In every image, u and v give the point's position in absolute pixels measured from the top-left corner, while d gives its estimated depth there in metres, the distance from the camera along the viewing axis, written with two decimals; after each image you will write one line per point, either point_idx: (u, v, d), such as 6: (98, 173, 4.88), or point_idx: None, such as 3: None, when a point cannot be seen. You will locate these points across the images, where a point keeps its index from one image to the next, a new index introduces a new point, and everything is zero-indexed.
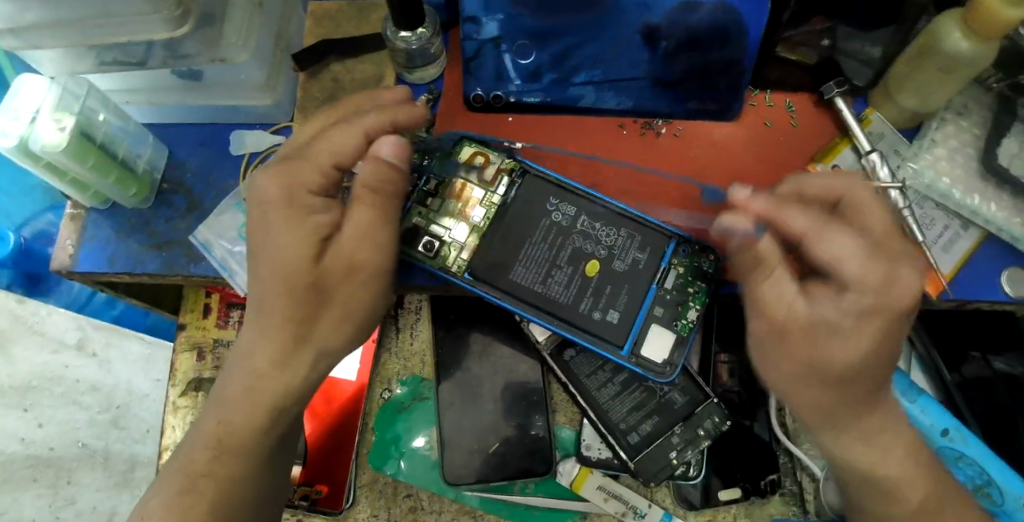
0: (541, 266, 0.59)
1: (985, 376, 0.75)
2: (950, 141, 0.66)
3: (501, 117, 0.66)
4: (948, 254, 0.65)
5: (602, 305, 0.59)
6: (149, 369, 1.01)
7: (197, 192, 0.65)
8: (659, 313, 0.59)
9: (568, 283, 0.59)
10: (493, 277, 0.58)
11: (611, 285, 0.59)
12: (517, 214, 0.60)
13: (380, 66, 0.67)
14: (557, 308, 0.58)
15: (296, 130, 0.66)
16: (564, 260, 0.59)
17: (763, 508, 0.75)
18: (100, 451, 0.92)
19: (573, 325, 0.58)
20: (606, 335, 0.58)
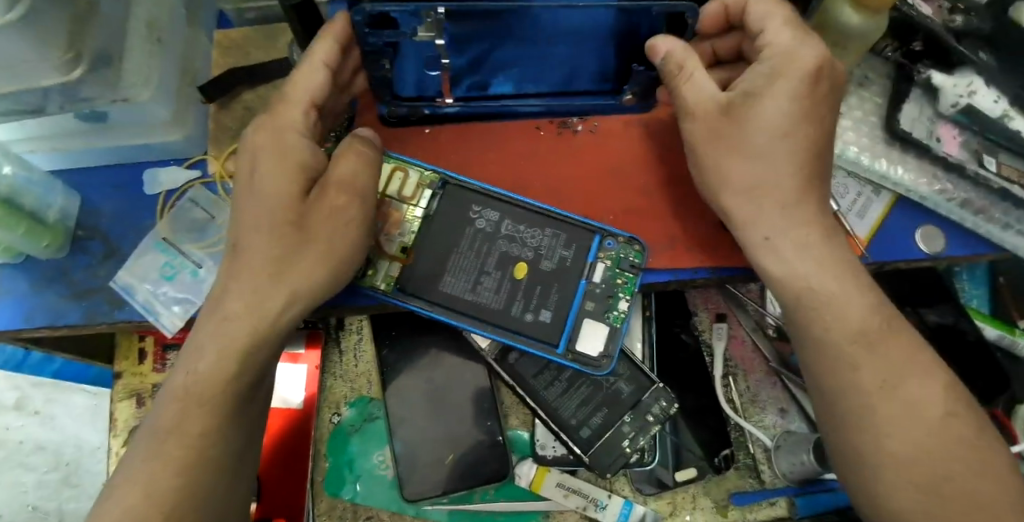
0: (470, 274, 0.59)
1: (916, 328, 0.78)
2: (855, 112, 0.69)
3: (418, 130, 0.65)
4: (863, 220, 0.68)
5: (533, 306, 0.59)
6: (95, 421, 0.96)
7: (114, 236, 0.64)
8: (591, 307, 0.60)
9: (498, 288, 0.59)
10: (422, 291, 0.58)
11: (541, 285, 0.60)
12: (442, 226, 0.61)
13: None
14: (489, 314, 0.59)
15: (211, 163, 0.65)
16: (492, 265, 0.60)
17: (720, 484, 0.77)
18: (54, 510, 0.93)
19: (507, 328, 0.58)
20: (541, 335, 0.59)
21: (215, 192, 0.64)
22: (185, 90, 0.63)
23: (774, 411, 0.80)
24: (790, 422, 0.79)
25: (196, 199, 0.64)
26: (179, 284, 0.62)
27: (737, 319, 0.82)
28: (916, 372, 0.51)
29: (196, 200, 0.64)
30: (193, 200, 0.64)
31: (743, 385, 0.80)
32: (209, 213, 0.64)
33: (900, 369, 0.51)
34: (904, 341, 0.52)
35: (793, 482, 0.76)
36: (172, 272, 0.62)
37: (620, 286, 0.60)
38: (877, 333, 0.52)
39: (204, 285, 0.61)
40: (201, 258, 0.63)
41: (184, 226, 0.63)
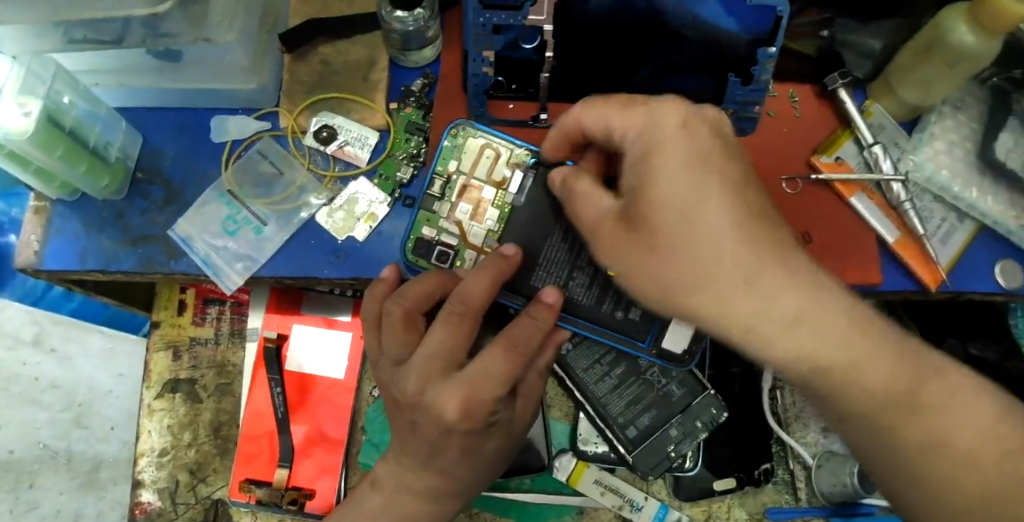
0: (563, 267, 0.56)
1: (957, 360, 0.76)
2: (949, 134, 0.67)
3: (502, 105, 0.61)
4: (947, 248, 0.65)
5: (624, 304, 0.57)
6: (112, 365, 0.74)
7: (174, 182, 0.61)
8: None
9: (590, 284, 0.56)
10: (515, 285, 0.55)
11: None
12: (532, 215, 0.57)
13: (373, 49, 0.63)
14: (580, 311, 0.57)
15: (283, 116, 0.61)
16: (585, 262, 0.56)
17: (756, 497, 0.76)
18: (63, 452, 0.67)
19: (602, 326, 0.57)
20: (628, 332, 0.57)
21: (286, 147, 0.61)
22: (262, 38, 0.60)
23: (818, 430, 0.78)
24: (832, 442, 0.78)
25: (265, 152, 0.61)
26: (242, 239, 0.59)
27: None
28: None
29: (265, 153, 0.61)
30: (261, 153, 0.61)
31: (790, 399, 0.79)
32: (276, 168, 0.61)
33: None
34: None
35: (829, 502, 0.74)
36: (234, 227, 0.59)
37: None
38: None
39: (266, 244, 0.59)
40: (264, 214, 0.60)
41: (250, 179, 0.60)
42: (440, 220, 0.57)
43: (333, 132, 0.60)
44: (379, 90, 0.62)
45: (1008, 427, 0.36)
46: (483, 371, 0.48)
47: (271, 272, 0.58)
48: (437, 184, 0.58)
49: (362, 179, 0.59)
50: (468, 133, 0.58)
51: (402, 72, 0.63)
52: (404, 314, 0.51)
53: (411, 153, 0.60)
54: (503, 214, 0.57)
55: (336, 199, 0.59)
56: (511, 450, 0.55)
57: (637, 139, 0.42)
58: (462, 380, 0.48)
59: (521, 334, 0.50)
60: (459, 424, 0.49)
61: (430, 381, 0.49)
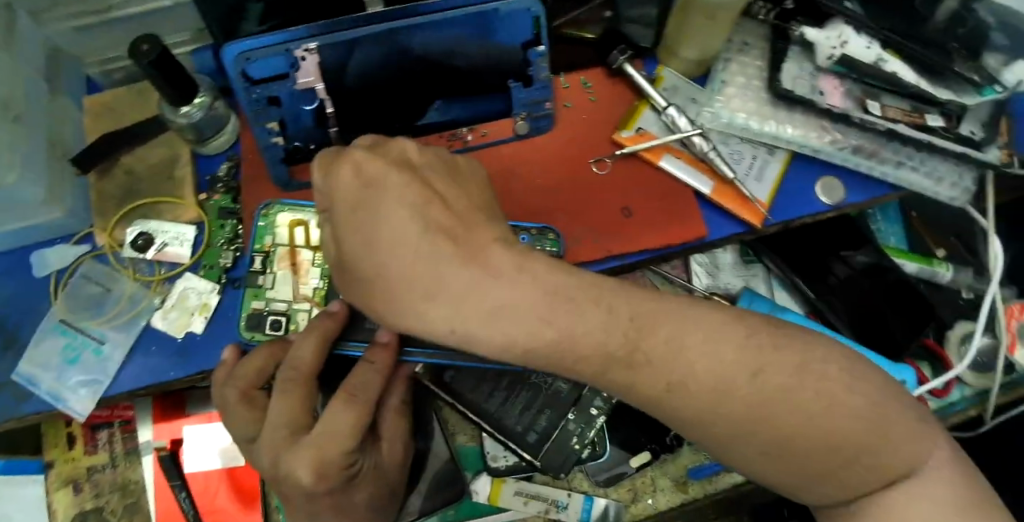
0: None
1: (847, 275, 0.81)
2: (738, 78, 0.71)
3: (307, 167, 0.63)
4: (763, 183, 0.69)
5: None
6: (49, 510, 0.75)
7: (7, 326, 0.61)
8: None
9: None
10: (350, 334, 0.57)
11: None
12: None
13: (172, 147, 0.64)
14: (423, 341, 0.58)
15: (99, 235, 0.62)
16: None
17: (676, 462, 0.78)
18: None
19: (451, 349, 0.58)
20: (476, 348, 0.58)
21: (108, 264, 0.62)
22: (55, 166, 0.61)
23: None
24: None
25: (90, 274, 0.61)
26: (84, 364, 0.59)
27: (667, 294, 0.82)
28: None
29: (90, 275, 0.62)
30: (86, 276, 0.61)
31: None
32: (104, 286, 0.61)
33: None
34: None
35: None
36: (75, 354, 0.60)
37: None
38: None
39: (110, 362, 0.59)
40: (102, 333, 0.60)
41: (81, 303, 0.61)
42: (268, 291, 0.58)
43: (148, 237, 0.61)
44: (186, 183, 0.63)
45: (767, 346, 0.39)
46: (325, 429, 0.50)
47: (121, 388, 0.59)
48: (258, 258, 0.59)
49: (187, 274, 0.60)
50: (276, 206, 0.60)
51: (206, 161, 0.65)
52: (241, 394, 0.54)
53: (229, 236, 0.61)
54: (327, 272, 0.59)
55: (167, 299, 0.60)
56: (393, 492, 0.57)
57: (355, 186, 0.42)
58: (308, 444, 0.49)
59: (359, 384, 0.53)
60: (316, 487, 0.50)
61: (281, 449, 0.50)
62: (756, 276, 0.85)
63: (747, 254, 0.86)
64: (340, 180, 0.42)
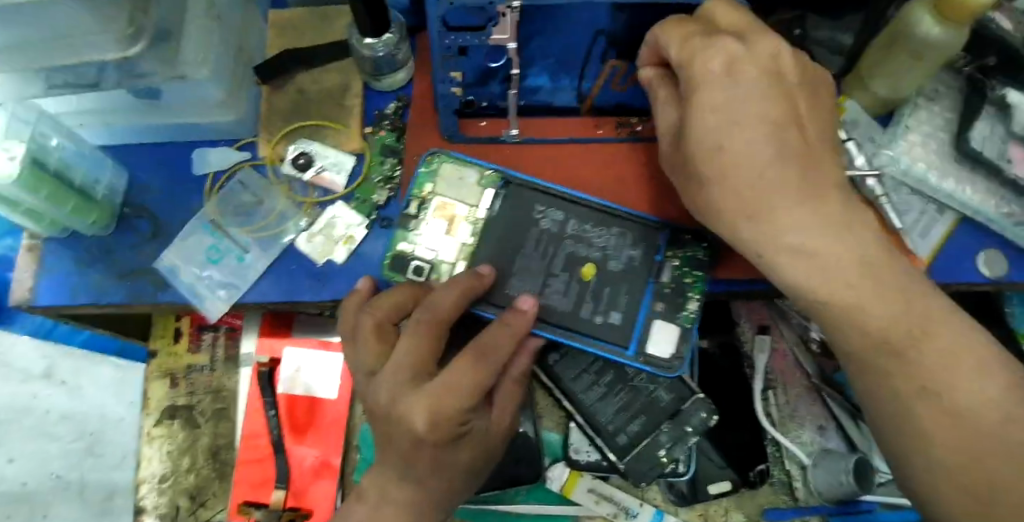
0: (537, 276, 0.57)
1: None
2: (923, 126, 0.67)
3: (475, 123, 0.62)
4: (925, 239, 0.65)
5: (603, 308, 0.57)
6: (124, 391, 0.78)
7: (160, 215, 0.63)
8: (660, 308, 0.58)
9: (566, 291, 0.57)
10: (490, 295, 0.56)
11: (609, 285, 0.57)
12: (505, 228, 0.58)
13: (346, 76, 0.64)
14: (559, 320, 0.56)
15: (262, 145, 0.63)
16: (561, 268, 0.57)
17: (752, 499, 0.76)
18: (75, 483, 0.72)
19: (584, 335, 0.56)
20: (609, 338, 0.56)
21: (265, 176, 0.63)
22: (237, 71, 0.62)
23: (812, 428, 0.78)
24: (828, 440, 0.77)
25: (246, 183, 0.62)
26: (225, 267, 0.61)
27: (781, 331, 0.81)
28: (991, 382, 0.42)
29: (245, 183, 0.63)
30: (242, 183, 0.63)
31: (783, 400, 0.79)
32: (257, 197, 0.62)
33: (997, 381, 0.43)
34: (997, 360, 0.43)
35: (828, 501, 0.74)
36: (218, 256, 0.61)
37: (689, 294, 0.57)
38: (975, 334, 0.44)
39: (251, 271, 0.60)
40: (247, 242, 0.61)
41: (232, 209, 0.62)
42: (417, 235, 0.58)
43: (309, 158, 0.61)
44: (353, 114, 0.63)
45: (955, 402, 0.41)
46: (449, 382, 0.49)
47: (254, 299, 0.60)
48: (413, 203, 0.59)
49: (339, 203, 0.61)
50: (442, 157, 0.60)
51: (374, 96, 0.65)
52: (374, 324, 0.53)
53: (386, 175, 0.62)
54: (478, 228, 0.58)
55: (315, 223, 0.61)
56: (490, 462, 0.56)
57: (721, 75, 0.45)
58: (430, 393, 0.49)
59: (492, 343, 0.51)
60: (429, 435, 0.49)
61: (401, 391, 0.49)
62: None
63: None
64: (707, 64, 0.46)
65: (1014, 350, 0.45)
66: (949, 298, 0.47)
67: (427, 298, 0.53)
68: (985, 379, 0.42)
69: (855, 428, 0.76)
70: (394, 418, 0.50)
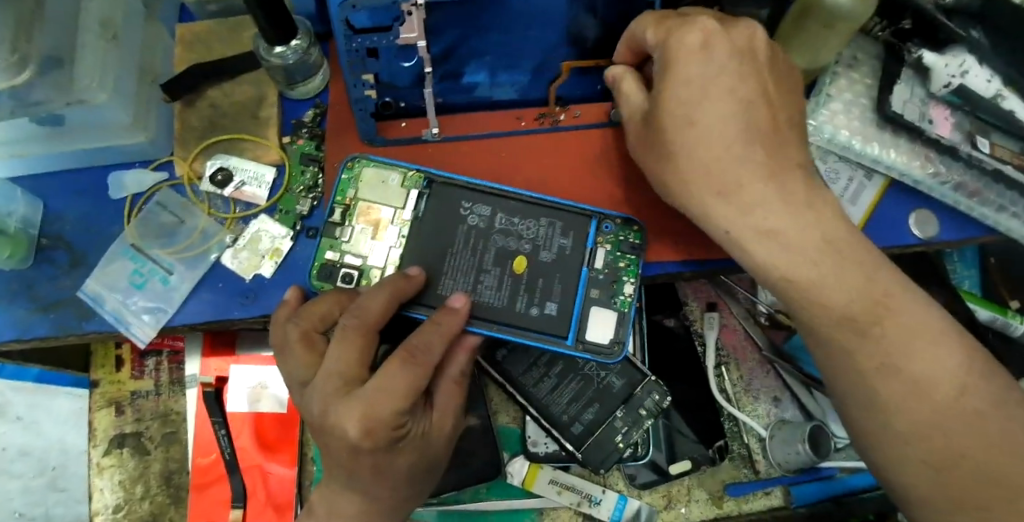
0: (468, 274, 0.56)
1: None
2: (844, 94, 0.67)
3: (394, 124, 0.61)
4: (857, 206, 0.66)
5: (537, 300, 0.56)
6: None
7: (79, 245, 0.61)
8: (596, 294, 0.58)
9: (499, 286, 0.56)
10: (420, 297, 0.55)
11: (542, 276, 0.57)
12: (432, 227, 0.57)
13: (260, 86, 0.63)
14: (494, 315, 0.56)
15: (178, 164, 0.61)
16: (492, 263, 0.57)
17: (714, 475, 0.77)
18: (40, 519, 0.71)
19: (521, 327, 0.56)
20: (546, 329, 0.56)
21: (185, 195, 0.61)
22: (144, 91, 0.60)
23: (767, 400, 0.79)
24: (784, 410, 0.79)
25: (165, 203, 0.61)
26: (151, 292, 0.59)
27: (728, 307, 0.81)
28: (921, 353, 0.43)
29: (164, 204, 0.61)
30: (161, 204, 0.61)
31: (736, 375, 0.80)
32: (178, 217, 0.61)
33: (909, 342, 0.44)
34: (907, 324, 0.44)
35: (787, 470, 0.75)
36: (142, 280, 0.59)
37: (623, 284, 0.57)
38: (887, 297, 0.45)
39: (177, 294, 0.59)
40: (170, 264, 0.60)
41: (154, 233, 0.60)
42: (343, 241, 0.57)
43: (228, 174, 0.60)
44: (270, 125, 0.62)
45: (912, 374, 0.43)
46: (382, 387, 0.47)
47: (182, 321, 0.59)
48: (337, 211, 0.58)
49: (262, 217, 0.60)
50: (362, 162, 0.59)
51: (292, 105, 0.64)
52: (301, 334, 0.51)
53: (308, 184, 0.60)
54: (406, 230, 0.57)
55: (239, 239, 0.59)
56: (432, 464, 0.56)
57: (697, 50, 0.47)
58: (361, 398, 0.47)
59: (422, 344, 0.50)
60: (362, 442, 0.48)
61: (332, 400, 0.48)
62: None
63: None
64: (684, 42, 0.48)
65: (930, 309, 0.46)
66: (868, 262, 0.47)
67: (354, 303, 0.51)
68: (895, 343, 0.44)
69: (808, 397, 0.78)
70: (328, 429, 0.49)
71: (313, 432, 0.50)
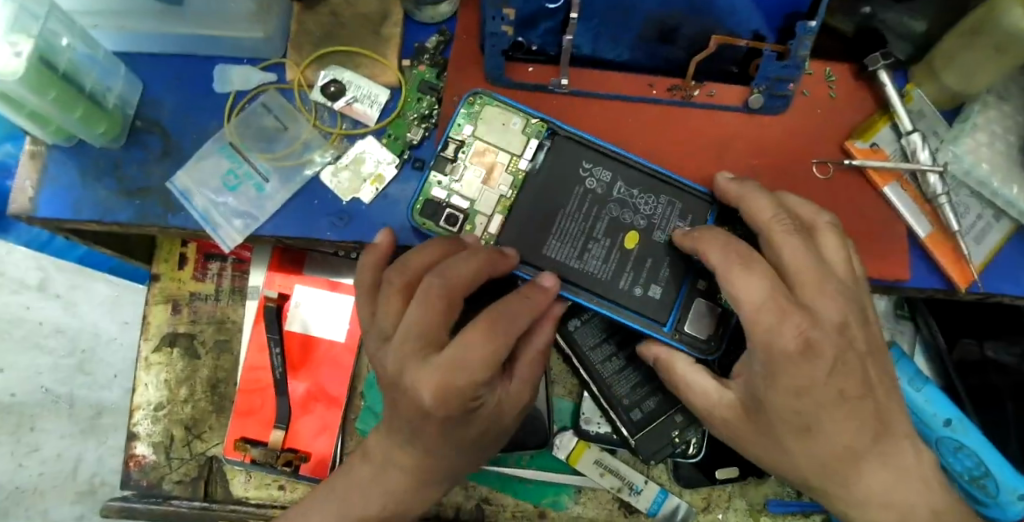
0: (577, 239, 0.53)
1: (973, 360, 0.74)
2: (992, 126, 0.62)
3: (521, 68, 0.58)
4: (980, 246, 0.62)
5: (643, 280, 0.54)
6: (118, 312, 0.85)
7: (174, 134, 0.58)
8: (703, 287, 0.54)
9: (606, 257, 0.53)
10: (524, 253, 0.53)
11: (652, 256, 0.54)
12: (548, 182, 0.54)
13: (384, 2, 0.59)
14: (596, 286, 0.53)
15: (290, 68, 0.58)
16: (603, 232, 0.54)
17: (758, 487, 0.74)
18: None
19: (621, 305, 0.53)
20: (645, 311, 0.53)
21: (292, 102, 0.59)
22: None
23: None
24: None
25: (269, 106, 0.58)
26: (242, 196, 0.57)
27: None
28: None
29: (268, 107, 0.58)
30: (265, 106, 0.58)
31: None
32: (282, 123, 0.58)
33: None
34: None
35: None
36: (235, 183, 0.57)
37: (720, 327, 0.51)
38: None
39: (268, 202, 0.56)
40: (266, 171, 0.57)
41: (253, 134, 0.58)
42: (453, 181, 0.55)
43: (341, 87, 0.57)
44: (392, 44, 0.59)
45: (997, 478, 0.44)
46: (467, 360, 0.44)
47: (270, 232, 0.56)
48: (450, 148, 0.55)
49: (370, 138, 0.57)
50: (487, 100, 0.56)
51: (415, 27, 0.60)
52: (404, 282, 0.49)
53: (423, 113, 0.58)
54: (522, 181, 0.54)
55: (342, 157, 0.57)
56: (498, 435, 0.54)
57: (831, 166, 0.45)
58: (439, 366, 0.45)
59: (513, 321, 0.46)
60: (436, 408, 0.46)
61: (409, 361, 0.46)
62: (903, 333, 0.79)
63: (902, 308, 0.80)
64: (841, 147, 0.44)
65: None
66: None
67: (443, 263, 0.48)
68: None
69: None
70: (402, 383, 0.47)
71: (387, 384, 0.49)
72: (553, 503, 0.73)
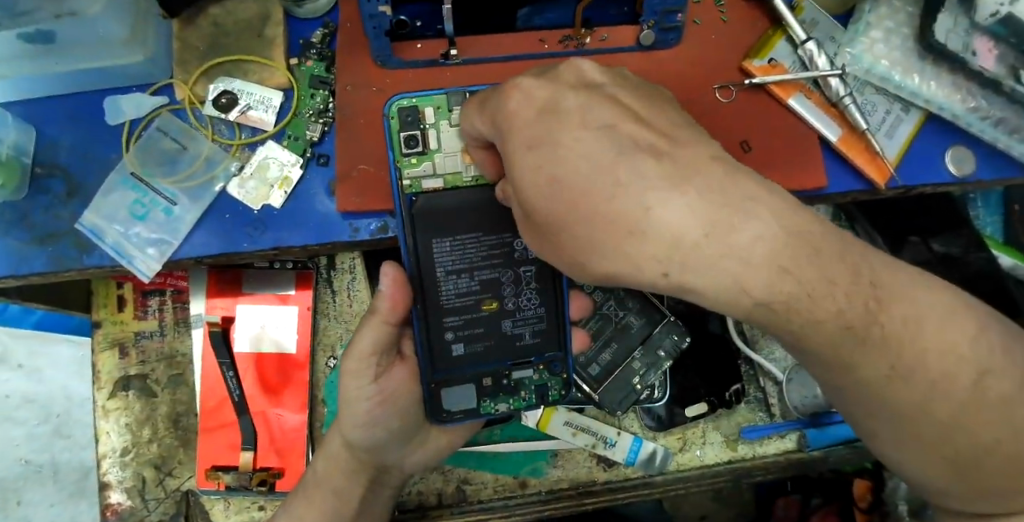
0: (464, 258, 0.54)
1: (923, 259, 0.75)
2: (885, 22, 0.62)
3: (408, 44, 0.57)
4: (892, 141, 0.63)
5: (463, 334, 0.55)
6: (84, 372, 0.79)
7: (75, 174, 0.57)
8: (487, 382, 0.57)
9: (464, 291, 0.55)
10: (418, 226, 0.53)
11: (484, 328, 0.56)
12: (493, 207, 0.54)
13: (262, 4, 0.59)
14: (432, 302, 0.54)
15: (177, 87, 0.57)
16: (480, 277, 0.55)
17: (730, 419, 0.75)
18: None
19: (425, 332, 0.55)
20: (443, 363, 0.56)
21: (186, 120, 0.58)
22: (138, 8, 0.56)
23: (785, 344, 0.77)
24: None
25: (165, 129, 0.57)
26: (151, 223, 0.56)
27: None
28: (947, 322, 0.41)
29: (164, 130, 0.58)
30: (162, 130, 0.57)
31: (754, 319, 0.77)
32: (180, 144, 0.57)
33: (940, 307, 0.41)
34: (942, 304, 0.42)
35: (801, 415, 0.74)
36: (144, 211, 0.56)
37: (518, 395, 0.58)
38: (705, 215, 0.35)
39: (179, 225, 0.56)
40: (172, 194, 0.57)
41: (155, 160, 0.57)
42: (445, 122, 0.54)
43: (231, 97, 0.57)
44: (276, 45, 0.58)
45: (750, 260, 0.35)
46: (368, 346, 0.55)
47: (188, 256, 0.56)
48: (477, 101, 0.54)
49: (270, 143, 0.57)
50: None
51: (298, 25, 0.60)
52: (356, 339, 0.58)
53: (318, 108, 0.58)
54: (462, 185, 0.53)
55: (246, 167, 0.56)
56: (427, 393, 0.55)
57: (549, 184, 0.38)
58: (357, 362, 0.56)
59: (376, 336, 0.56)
60: None
61: None
62: None
63: (839, 219, 0.79)
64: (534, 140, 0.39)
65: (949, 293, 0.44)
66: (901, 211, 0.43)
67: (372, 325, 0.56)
68: (927, 323, 0.41)
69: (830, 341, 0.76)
70: None
71: None
72: (533, 471, 0.74)
